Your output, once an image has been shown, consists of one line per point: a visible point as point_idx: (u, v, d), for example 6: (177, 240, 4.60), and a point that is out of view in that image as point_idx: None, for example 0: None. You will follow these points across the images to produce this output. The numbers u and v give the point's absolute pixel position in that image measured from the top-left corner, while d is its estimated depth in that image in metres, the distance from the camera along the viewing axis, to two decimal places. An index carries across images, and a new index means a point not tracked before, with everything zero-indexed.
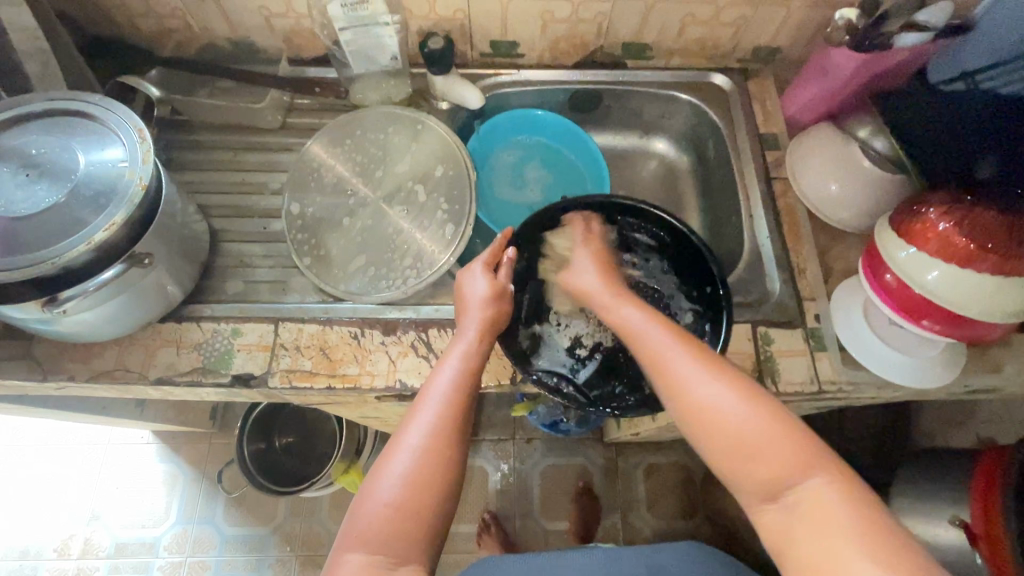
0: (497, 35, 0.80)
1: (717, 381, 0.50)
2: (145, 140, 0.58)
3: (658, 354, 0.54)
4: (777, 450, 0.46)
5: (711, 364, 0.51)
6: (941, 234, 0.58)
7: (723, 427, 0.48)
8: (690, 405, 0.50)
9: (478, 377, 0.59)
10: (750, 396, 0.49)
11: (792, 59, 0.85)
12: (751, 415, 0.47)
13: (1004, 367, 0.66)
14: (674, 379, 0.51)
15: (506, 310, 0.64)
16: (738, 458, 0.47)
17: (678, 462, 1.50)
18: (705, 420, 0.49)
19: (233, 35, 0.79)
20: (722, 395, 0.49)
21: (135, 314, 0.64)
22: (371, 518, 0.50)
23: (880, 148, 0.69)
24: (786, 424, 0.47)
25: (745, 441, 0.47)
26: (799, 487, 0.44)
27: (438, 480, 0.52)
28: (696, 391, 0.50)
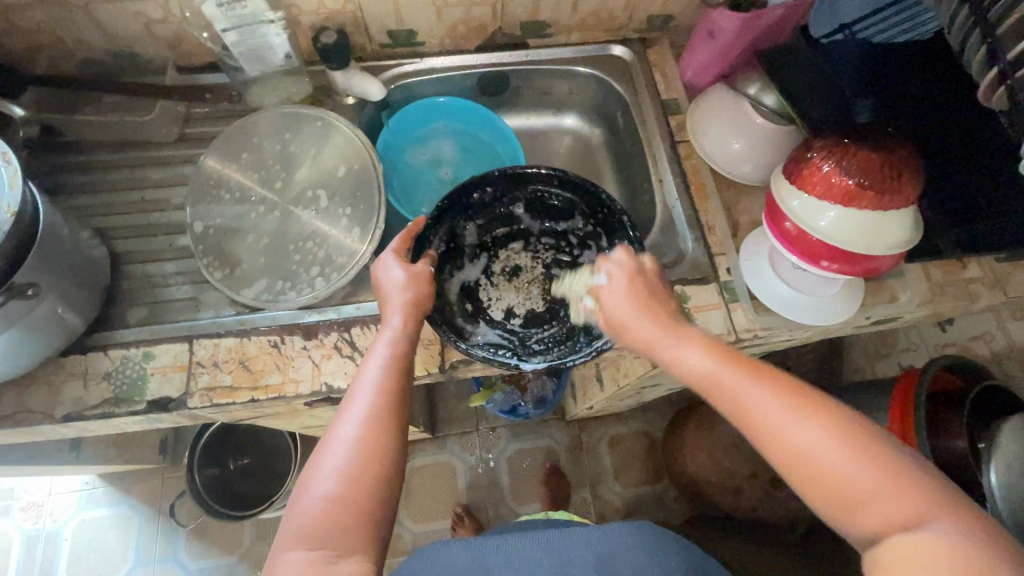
0: (393, 24, 0.78)
1: (803, 417, 0.45)
2: (11, 165, 0.55)
3: (752, 417, 0.46)
4: (851, 466, 0.43)
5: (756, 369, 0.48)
6: (826, 177, 0.62)
7: (818, 471, 0.43)
8: (784, 452, 0.45)
9: (409, 361, 0.58)
10: (827, 423, 0.44)
11: (686, 26, 0.87)
12: (839, 454, 0.43)
13: (899, 296, 0.71)
14: (757, 414, 0.46)
15: (426, 291, 0.63)
16: (843, 504, 0.43)
17: (639, 430, 1.54)
18: (804, 474, 0.44)
19: (113, 46, 0.75)
20: (807, 429, 0.44)
21: (32, 351, 0.60)
22: (309, 513, 0.49)
23: (771, 104, 0.73)
24: (881, 455, 0.43)
25: (852, 487, 0.42)
26: (908, 542, 0.40)
27: (377, 469, 0.51)
28: (795, 432, 0.45)
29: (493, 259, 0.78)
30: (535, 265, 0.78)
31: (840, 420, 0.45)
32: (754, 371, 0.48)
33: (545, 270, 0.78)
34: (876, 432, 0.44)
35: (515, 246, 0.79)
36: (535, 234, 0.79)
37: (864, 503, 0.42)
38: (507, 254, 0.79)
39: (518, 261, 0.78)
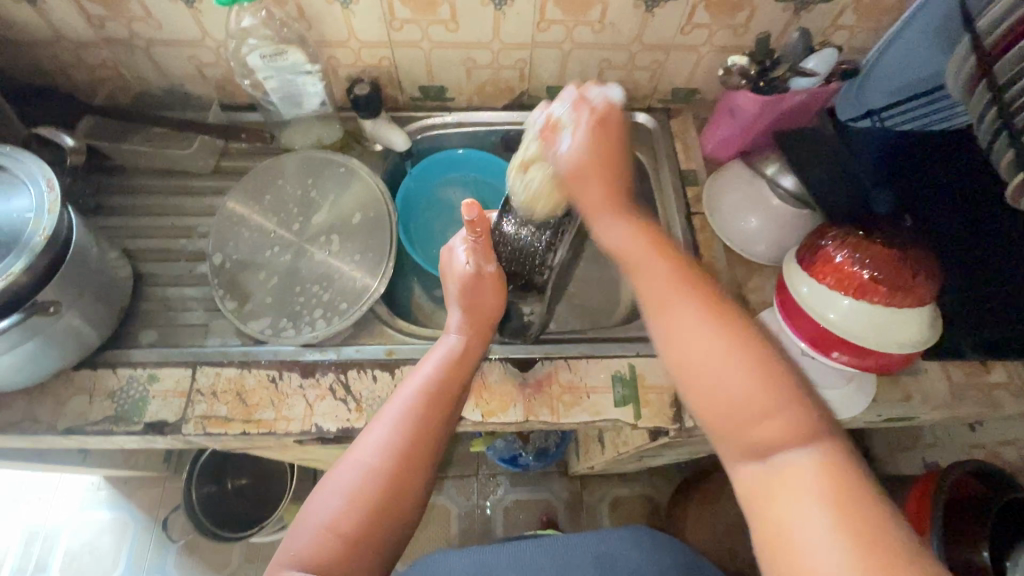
0: (424, 80, 0.82)
1: (706, 321, 0.47)
2: (53, 190, 0.59)
3: (655, 288, 0.50)
4: (729, 365, 0.45)
5: (680, 285, 0.50)
6: (836, 267, 0.60)
7: (695, 365, 0.46)
8: (668, 331, 0.48)
9: (450, 385, 0.60)
10: (713, 316, 0.47)
11: (710, 100, 0.88)
12: (746, 379, 0.44)
13: (914, 395, 0.67)
14: (669, 313, 0.48)
15: (490, 310, 0.66)
16: (715, 410, 0.45)
17: (643, 494, 1.48)
18: (680, 354, 0.47)
19: (167, 83, 0.81)
20: (696, 327, 0.47)
21: (46, 362, 0.63)
22: (317, 529, 0.49)
23: (788, 186, 0.72)
24: (764, 362, 0.44)
25: (719, 386, 0.45)
26: (789, 462, 0.41)
27: (395, 487, 0.52)
28: (675, 312, 0.48)
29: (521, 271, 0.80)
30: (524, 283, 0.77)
31: (741, 328, 0.46)
32: (674, 268, 0.51)
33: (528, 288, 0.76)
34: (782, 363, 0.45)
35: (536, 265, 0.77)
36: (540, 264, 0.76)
37: (731, 404, 0.44)
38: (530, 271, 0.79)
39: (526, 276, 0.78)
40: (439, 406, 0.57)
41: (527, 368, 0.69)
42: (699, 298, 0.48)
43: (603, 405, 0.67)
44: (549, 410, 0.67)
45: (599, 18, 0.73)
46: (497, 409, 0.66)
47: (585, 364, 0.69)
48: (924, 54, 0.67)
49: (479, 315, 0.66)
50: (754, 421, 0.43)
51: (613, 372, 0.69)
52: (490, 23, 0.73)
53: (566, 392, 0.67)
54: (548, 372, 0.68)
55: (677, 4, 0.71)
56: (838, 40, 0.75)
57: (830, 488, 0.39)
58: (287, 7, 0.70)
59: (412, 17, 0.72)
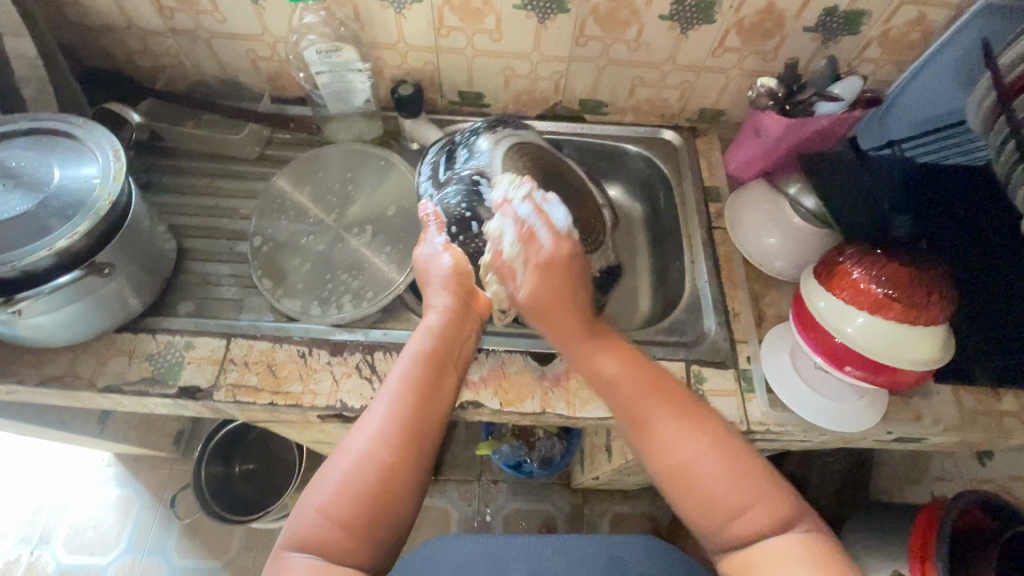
0: (464, 85, 0.87)
1: (675, 425, 0.54)
2: (119, 160, 0.64)
3: (621, 393, 0.58)
4: (710, 470, 0.51)
5: (640, 385, 0.57)
6: (853, 283, 0.63)
7: (684, 474, 0.52)
8: (655, 447, 0.54)
9: (442, 361, 0.59)
10: (686, 422, 0.54)
11: (735, 122, 0.91)
12: (703, 451, 0.52)
13: (924, 416, 0.68)
14: (646, 432, 0.55)
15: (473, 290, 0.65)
16: (700, 506, 0.51)
17: (644, 512, 1.48)
18: (660, 452, 0.53)
19: (222, 73, 0.86)
20: (672, 436, 0.53)
21: (92, 321, 0.67)
22: (328, 498, 0.50)
23: (810, 207, 0.74)
24: (732, 457, 0.52)
25: (687, 469, 0.52)
26: (775, 545, 0.48)
27: (401, 455, 0.52)
28: (661, 429, 0.54)
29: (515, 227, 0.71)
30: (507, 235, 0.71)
31: (705, 422, 0.54)
32: (647, 382, 0.58)
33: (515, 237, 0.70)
34: (732, 435, 0.54)
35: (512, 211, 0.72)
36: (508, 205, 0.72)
37: (734, 510, 0.50)
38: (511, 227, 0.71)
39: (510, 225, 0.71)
40: (428, 394, 0.56)
41: (547, 362, 0.71)
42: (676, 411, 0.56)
43: None
44: (565, 404, 0.69)
45: (635, 37, 0.77)
46: (515, 398, 0.69)
47: None
48: (944, 92, 0.73)
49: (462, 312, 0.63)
50: (751, 529, 0.49)
51: None
52: (532, 35, 0.77)
53: (583, 388, 0.70)
54: (566, 368, 0.71)
55: (711, 28, 0.75)
56: (862, 71, 0.79)
57: (819, 562, 0.47)
58: (346, 8, 0.74)
59: (459, 26, 0.76)
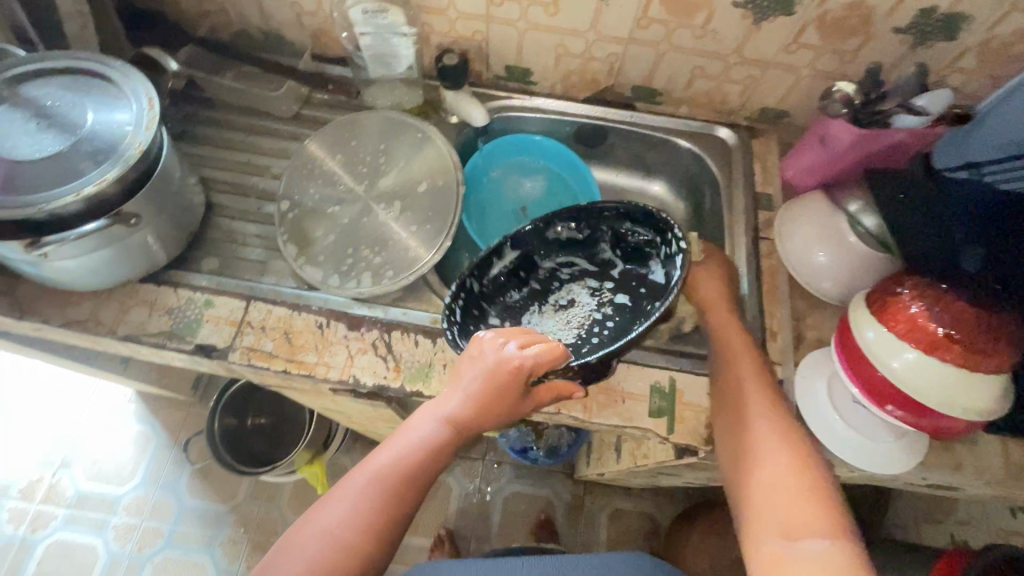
0: (512, 60, 0.82)
1: (779, 446, 0.56)
2: (152, 109, 0.62)
3: (751, 429, 0.58)
4: (799, 483, 0.52)
5: (771, 407, 0.59)
6: (910, 317, 0.58)
7: (761, 477, 0.54)
8: (755, 454, 0.56)
9: (422, 470, 0.55)
10: (790, 442, 0.56)
11: (798, 126, 0.85)
12: (796, 470, 0.53)
13: (965, 465, 0.64)
14: (760, 441, 0.57)
15: (506, 409, 0.56)
16: (758, 505, 0.53)
17: (645, 511, 1.47)
18: (767, 467, 0.54)
19: (265, 25, 0.83)
20: (776, 456, 0.55)
21: (117, 269, 0.67)
22: None
23: (871, 227, 0.68)
24: (820, 487, 0.52)
25: (772, 481, 0.53)
26: (813, 553, 0.47)
27: (354, 561, 0.50)
28: (761, 428, 0.57)
29: (554, 290, 0.74)
30: (586, 303, 0.73)
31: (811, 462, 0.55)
32: (774, 412, 0.59)
33: (594, 308, 0.73)
34: (835, 493, 0.53)
35: (581, 283, 0.75)
36: (579, 275, 0.75)
37: (800, 527, 0.49)
38: (567, 289, 0.75)
39: (570, 297, 0.74)
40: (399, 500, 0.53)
41: None
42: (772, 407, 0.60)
43: (636, 413, 0.66)
44: (581, 407, 0.66)
45: (704, 23, 0.71)
46: None
47: (626, 368, 0.68)
48: None
49: (485, 414, 0.56)
50: (799, 530, 0.49)
51: (653, 382, 0.67)
52: (591, 12, 0.72)
53: (602, 393, 0.67)
54: None
55: (789, 20, 0.68)
56: (950, 83, 0.71)
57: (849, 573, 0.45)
58: None
59: None
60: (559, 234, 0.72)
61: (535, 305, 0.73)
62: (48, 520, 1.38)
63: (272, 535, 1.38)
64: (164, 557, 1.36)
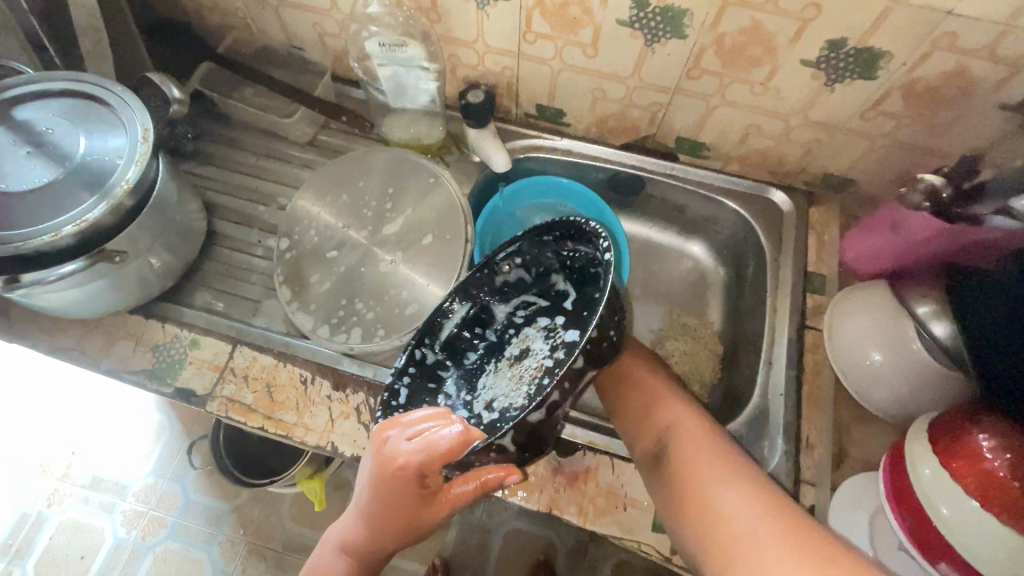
0: (544, 99, 0.74)
1: (688, 419, 0.54)
2: (146, 141, 0.58)
3: (645, 395, 0.58)
4: (711, 453, 0.49)
5: (663, 386, 0.59)
6: (984, 468, 0.47)
7: (679, 456, 0.51)
8: (662, 434, 0.54)
9: (365, 556, 0.54)
10: (701, 420, 0.54)
11: (866, 196, 0.74)
12: (702, 438, 0.52)
13: None
14: (661, 412, 0.56)
15: (407, 508, 0.49)
16: (679, 476, 0.49)
17: (652, 567, 1.37)
18: (674, 442, 0.52)
19: (287, 44, 0.78)
20: (682, 418, 0.54)
21: (104, 302, 0.64)
22: None
23: (939, 334, 0.56)
24: (728, 453, 0.50)
25: (687, 451, 0.51)
26: (735, 519, 0.43)
27: None
28: (663, 409, 0.56)
29: (507, 340, 0.61)
30: (543, 350, 0.58)
31: (712, 430, 0.53)
32: (665, 391, 0.58)
33: (550, 358, 0.56)
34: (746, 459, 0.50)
35: (537, 325, 0.61)
36: (538, 312, 0.61)
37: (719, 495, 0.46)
38: (523, 335, 0.60)
39: (528, 343, 0.59)
40: None
41: (567, 454, 0.61)
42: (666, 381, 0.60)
43: (638, 524, 0.58)
44: (576, 509, 0.59)
45: (764, 80, 0.61)
46: (520, 489, 0.59)
47: (632, 469, 0.60)
48: None
49: (388, 519, 0.50)
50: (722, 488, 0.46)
51: None
52: (634, 58, 0.63)
53: (601, 495, 0.59)
54: (588, 466, 0.60)
55: (869, 84, 0.58)
56: None
57: (790, 532, 0.41)
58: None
59: (550, 34, 0.64)
60: (509, 276, 0.62)
61: (492, 364, 0.60)
62: (62, 498, 1.37)
63: (268, 543, 1.34)
64: (164, 548, 1.34)
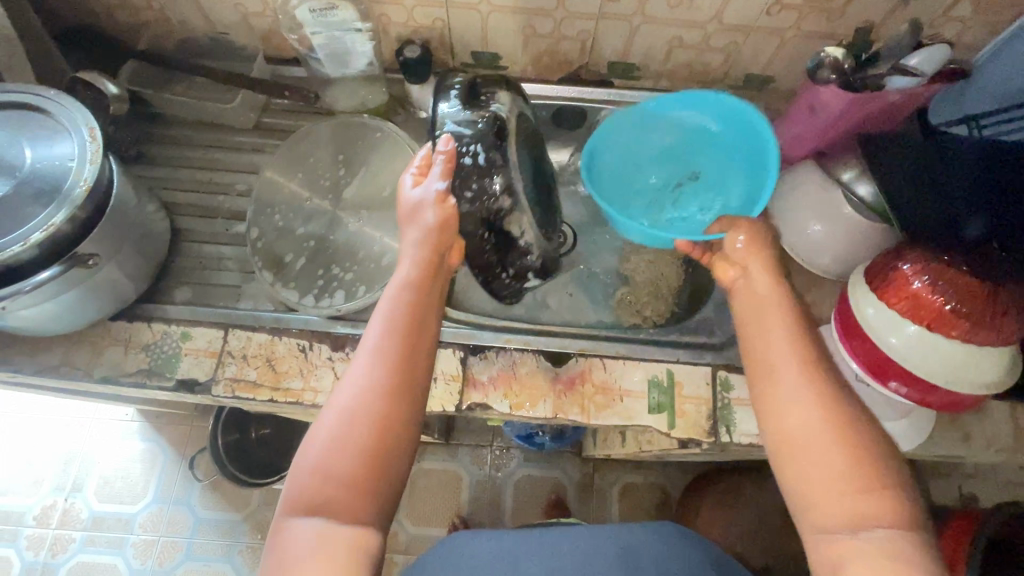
0: (478, 46, 0.77)
1: (816, 398, 0.46)
2: (95, 140, 0.58)
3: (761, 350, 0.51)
4: (846, 454, 0.44)
5: (792, 345, 0.50)
6: (912, 293, 0.55)
7: (796, 442, 0.46)
8: (783, 415, 0.47)
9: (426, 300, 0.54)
10: (831, 400, 0.46)
11: (785, 91, 0.80)
12: (833, 428, 0.45)
13: (972, 435, 0.63)
14: (775, 382, 0.48)
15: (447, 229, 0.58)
16: (798, 461, 0.46)
17: (657, 483, 1.47)
18: (795, 432, 0.46)
19: (211, 31, 0.77)
20: (813, 406, 0.46)
21: (83, 312, 0.63)
22: (304, 482, 0.46)
23: (864, 195, 0.65)
24: (865, 454, 0.44)
25: (811, 439, 0.45)
26: (862, 548, 0.42)
27: (386, 406, 0.48)
28: (784, 381, 0.48)
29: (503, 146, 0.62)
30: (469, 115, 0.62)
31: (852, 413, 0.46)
32: (794, 352, 0.49)
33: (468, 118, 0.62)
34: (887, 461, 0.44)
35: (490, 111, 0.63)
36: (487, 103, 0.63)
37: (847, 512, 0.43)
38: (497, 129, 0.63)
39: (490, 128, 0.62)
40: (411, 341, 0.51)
41: (561, 363, 0.66)
42: (791, 317, 0.51)
43: (636, 410, 0.64)
44: (579, 409, 0.64)
45: None
46: (525, 401, 0.64)
47: (622, 364, 0.66)
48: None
49: (431, 249, 0.56)
50: (856, 518, 0.42)
51: (651, 377, 0.65)
52: None
53: (598, 392, 0.65)
54: (582, 370, 0.66)
55: None
56: (944, 34, 0.67)
57: None
58: None
59: None
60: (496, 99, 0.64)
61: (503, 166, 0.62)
62: (66, 545, 1.34)
63: None
64: (185, 568, 1.33)
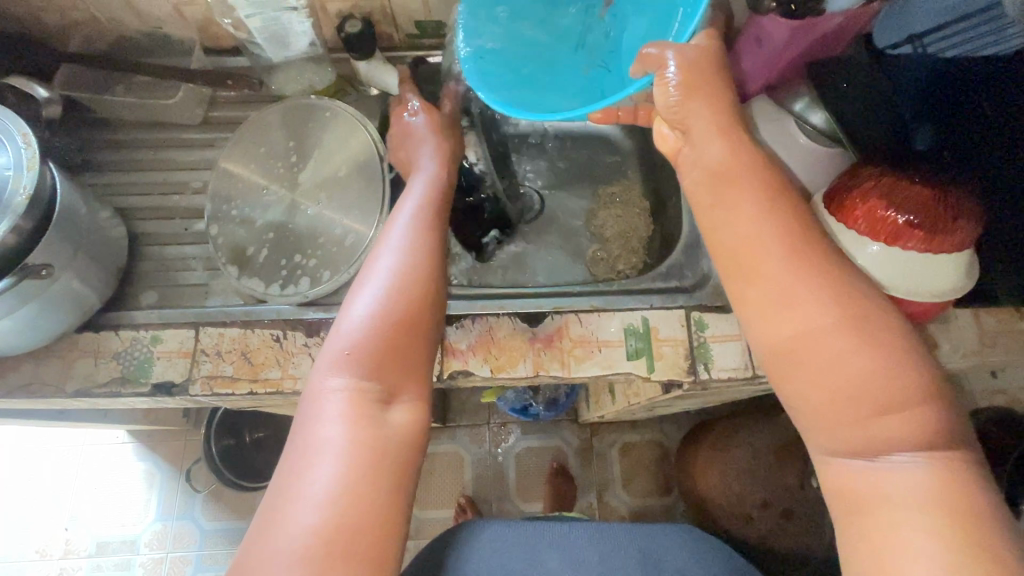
0: (421, 14, 0.75)
1: (824, 300, 0.44)
2: (30, 146, 0.56)
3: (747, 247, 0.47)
4: (862, 359, 0.43)
5: (794, 251, 0.46)
6: (868, 209, 0.56)
7: (800, 351, 0.45)
8: (786, 324, 0.45)
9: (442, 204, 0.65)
10: (835, 300, 0.45)
11: None
12: (837, 328, 0.44)
13: (941, 344, 0.65)
14: (768, 286, 0.46)
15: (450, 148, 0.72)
16: (795, 363, 0.45)
17: (654, 439, 1.49)
18: (802, 340, 0.44)
19: (144, 26, 0.75)
20: (816, 307, 0.45)
21: (45, 327, 0.62)
22: (352, 336, 0.51)
23: (817, 123, 0.64)
24: (879, 354, 0.43)
25: (808, 341, 0.44)
26: (880, 472, 0.42)
27: (425, 276, 0.56)
28: (783, 288, 0.46)
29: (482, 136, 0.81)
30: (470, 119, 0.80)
31: (858, 305, 0.45)
32: (788, 250, 0.47)
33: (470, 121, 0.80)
34: (898, 359, 0.43)
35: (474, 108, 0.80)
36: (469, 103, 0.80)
37: (865, 432, 0.43)
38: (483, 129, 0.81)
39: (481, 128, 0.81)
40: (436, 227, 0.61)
41: (536, 322, 0.66)
42: (766, 199, 0.48)
43: (615, 358, 0.65)
44: (559, 364, 0.65)
45: None
46: (506, 363, 0.65)
47: (597, 316, 0.66)
48: None
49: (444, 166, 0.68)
50: (878, 439, 0.42)
51: (626, 325, 0.66)
52: None
53: (577, 346, 0.65)
54: (559, 326, 0.66)
55: None
56: None
57: (938, 503, 0.40)
58: None
59: None
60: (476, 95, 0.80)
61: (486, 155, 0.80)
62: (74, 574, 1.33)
63: None
64: None
